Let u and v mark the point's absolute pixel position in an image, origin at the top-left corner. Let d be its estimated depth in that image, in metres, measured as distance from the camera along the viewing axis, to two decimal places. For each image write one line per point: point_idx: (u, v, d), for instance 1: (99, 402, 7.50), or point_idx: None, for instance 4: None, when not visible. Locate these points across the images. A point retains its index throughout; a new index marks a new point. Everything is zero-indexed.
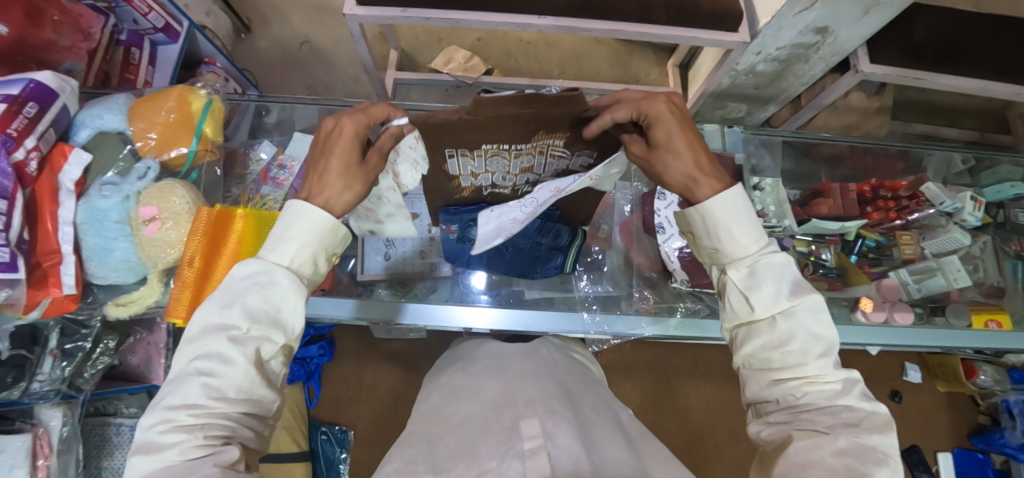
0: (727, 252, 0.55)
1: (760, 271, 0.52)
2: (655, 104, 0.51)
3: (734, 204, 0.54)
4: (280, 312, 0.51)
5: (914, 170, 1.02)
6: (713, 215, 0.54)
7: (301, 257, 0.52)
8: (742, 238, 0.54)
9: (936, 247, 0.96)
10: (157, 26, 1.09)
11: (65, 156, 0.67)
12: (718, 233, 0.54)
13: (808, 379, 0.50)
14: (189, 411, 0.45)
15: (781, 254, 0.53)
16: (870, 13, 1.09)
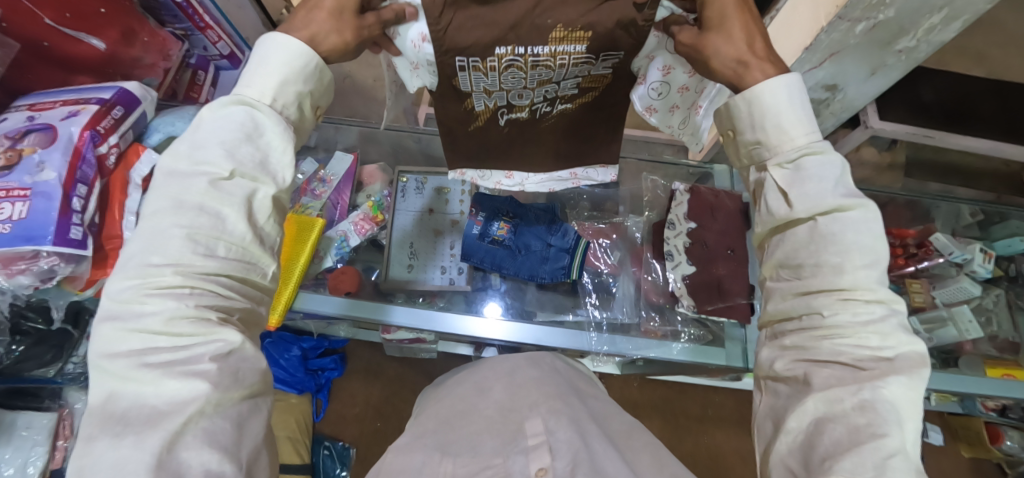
0: (771, 147, 0.48)
1: (810, 168, 0.46)
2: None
3: (786, 90, 0.47)
4: (266, 156, 0.44)
5: (923, 220, 1.05)
6: (760, 106, 0.48)
7: (282, 95, 0.45)
8: (792, 127, 0.47)
9: (947, 296, 0.96)
10: (223, 53, 1.22)
11: (138, 155, 0.75)
12: (763, 124, 0.48)
13: (840, 292, 0.43)
14: (173, 270, 0.39)
15: (834, 153, 0.46)
16: (878, 73, 1.17)
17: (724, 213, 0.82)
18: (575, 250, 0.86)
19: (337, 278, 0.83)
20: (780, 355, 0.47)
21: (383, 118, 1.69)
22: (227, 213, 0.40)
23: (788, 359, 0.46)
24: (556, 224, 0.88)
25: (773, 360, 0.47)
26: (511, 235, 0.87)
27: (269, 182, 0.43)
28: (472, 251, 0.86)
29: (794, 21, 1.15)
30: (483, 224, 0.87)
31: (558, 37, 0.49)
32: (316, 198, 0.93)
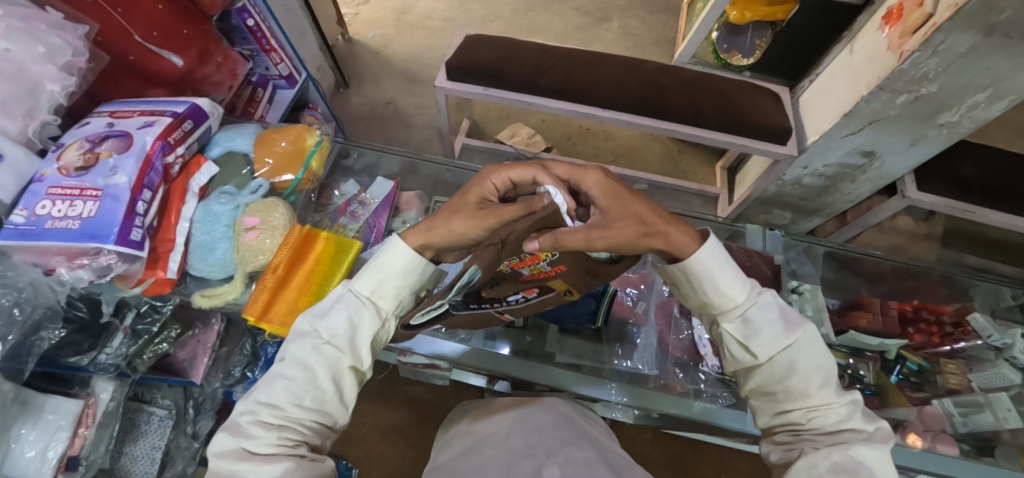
0: (719, 307, 0.60)
1: (756, 315, 0.59)
2: (596, 187, 0.54)
3: (717, 260, 0.59)
4: (354, 334, 0.60)
5: (960, 297, 1.02)
6: (702, 274, 0.59)
7: (381, 290, 0.62)
8: (731, 290, 0.59)
9: (986, 381, 0.92)
10: (283, 74, 1.30)
11: (198, 166, 0.81)
12: (707, 291, 0.60)
13: (811, 407, 0.56)
14: (273, 407, 0.54)
15: (766, 296, 0.60)
16: (918, 144, 1.17)
17: (758, 274, 0.81)
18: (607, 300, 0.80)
19: None
20: (772, 449, 0.57)
21: (420, 144, 1.76)
22: (319, 373, 0.56)
23: (780, 451, 0.56)
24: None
25: (769, 453, 0.58)
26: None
27: (351, 360, 0.59)
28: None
29: (834, 89, 1.21)
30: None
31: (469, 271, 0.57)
32: (355, 219, 0.96)
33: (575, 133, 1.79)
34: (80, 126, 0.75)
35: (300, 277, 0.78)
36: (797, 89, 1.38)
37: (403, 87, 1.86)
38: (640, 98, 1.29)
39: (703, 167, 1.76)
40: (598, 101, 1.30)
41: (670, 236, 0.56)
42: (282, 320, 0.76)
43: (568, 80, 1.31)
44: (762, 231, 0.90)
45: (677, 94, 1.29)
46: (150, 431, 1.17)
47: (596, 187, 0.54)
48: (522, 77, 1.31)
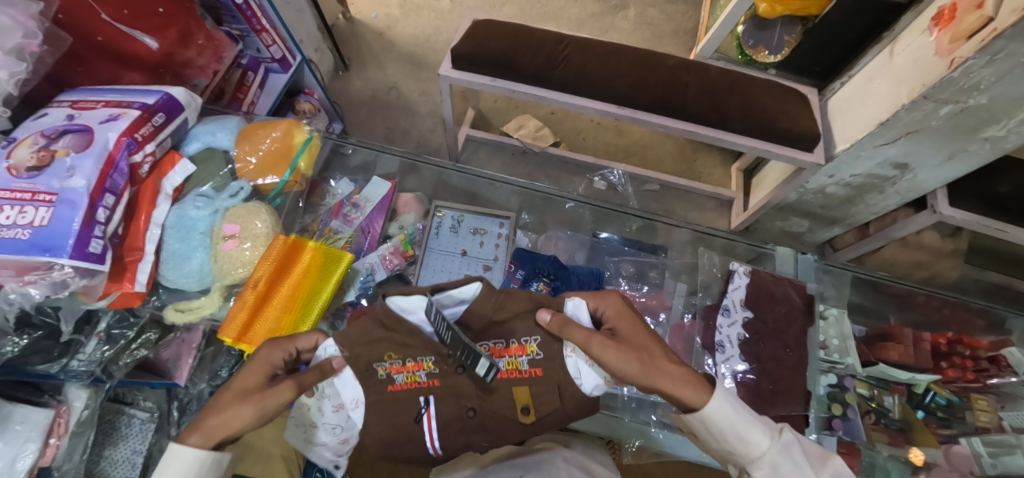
0: (744, 455, 0.55)
1: (780, 466, 0.54)
2: (617, 314, 0.61)
3: (729, 405, 0.56)
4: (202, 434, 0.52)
5: (995, 329, 0.95)
6: (719, 425, 0.55)
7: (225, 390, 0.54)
8: (749, 441, 0.55)
9: (1017, 420, 0.85)
10: (275, 56, 1.20)
11: (173, 164, 0.72)
12: (727, 438, 0.55)
13: None
14: None
15: (788, 437, 0.55)
16: (955, 158, 1.09)
17: (788, 304, 0.72)
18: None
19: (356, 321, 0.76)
20: None
21: (424, 135, 1.67)
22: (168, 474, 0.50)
23: None
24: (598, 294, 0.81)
25: None
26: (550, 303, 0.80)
27: None
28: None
29: (869, 95, 1.13)
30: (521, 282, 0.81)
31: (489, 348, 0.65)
32: (347, 224, 0.89)
33: (585, 127, 1.70)
34: (36, 118, 0.66)
35: (284, 292, 0.71)
36: (827, 92, 1.29)
37: (407, 72, 1.76)
38: (659, 96, 1.20)
39: (719, 168, 1.67)
40: (615, 97, 1.21)
41: (670, 377, 0.56)
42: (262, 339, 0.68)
43: (584, 74, 1.21)
44: (792, 254, 0.83)
45: (699, 93, 1.20)
46: (132, 434, 1.12)
47: (613, 315, 0.61)
48: (534, 68, 1.22)
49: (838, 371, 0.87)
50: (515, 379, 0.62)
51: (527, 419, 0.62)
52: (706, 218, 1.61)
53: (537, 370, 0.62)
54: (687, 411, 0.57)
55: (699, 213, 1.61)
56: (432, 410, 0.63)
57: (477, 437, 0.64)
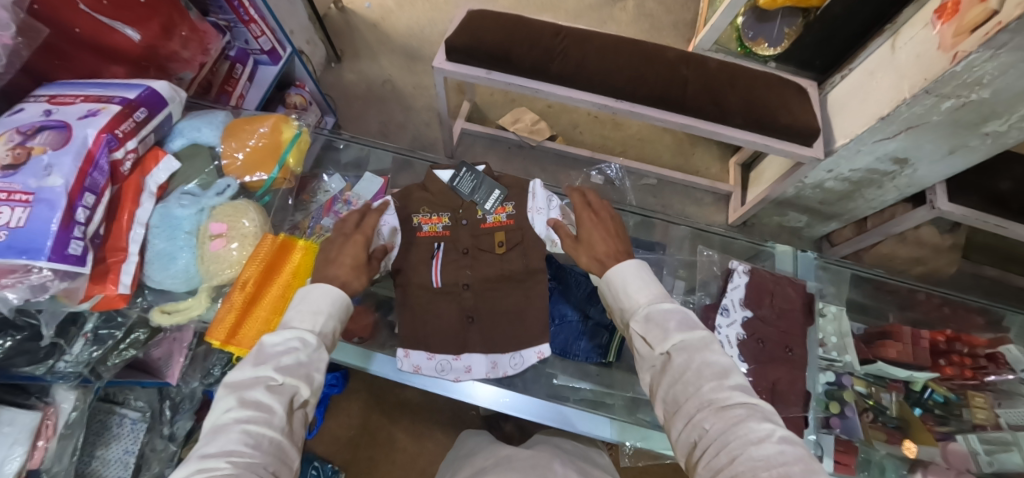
0: (627, 308, 0.59)
1: (650, 321, 0.56)
2: (582, 214, 0.71)
3: (630, 268, 0.62)
4: (308, 370, 0.53)
5: (993, 326, 0.94)
6: (614, 278, 0.62)
7: (326, 327, 0.58)
8: (634, 295, 0.60)
9: (1014, 417, 0.85)
10: (264, 48, 1.17)
11: (156, 161, 0.71)
12: (619, 296, 0.61)
13: (713, 402, 0.46)
14: None
15: (669, 303, 0.57)
16: (956, 153, 1.08)
17: (786, 302, 0.72)
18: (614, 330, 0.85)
19: None
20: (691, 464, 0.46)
21: (419, 129, 1.65)
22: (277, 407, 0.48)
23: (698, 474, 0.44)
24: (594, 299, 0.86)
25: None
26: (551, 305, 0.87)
27: None
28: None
29: (870, 89, 1.11)
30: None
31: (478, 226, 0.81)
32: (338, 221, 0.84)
33: (582, 121, 1.67)
34: (11, 113, 0.64)
35: (273, 293, 0.69)
36: (827, 85, 1.27)
37: (401, 65, 1.73)
38: (657, 90, 1.18)
39: (717, 162, 1.66)
40: (613, 91, 1.19)
41: (607, 239, 0.67)
42: (252, 341, 0.67)
43: (581, 66, 1.19)
44: (792, 252, 0.83)
45: (698, 86, 1.18)
46: (124, 434, 1.10)
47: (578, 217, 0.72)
48: (531, 61, 1.19)
49: (836, 370, 0.87)
50: (496, 227, 0.79)
51: (501, 249, 0.79)
52: (704, 212, 1.60)
53: (511, 222, 0.79)
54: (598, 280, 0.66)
55: (697, 208, 1.60)
56: (440, 254, 0.79)
57: (465, 275, 0.79)
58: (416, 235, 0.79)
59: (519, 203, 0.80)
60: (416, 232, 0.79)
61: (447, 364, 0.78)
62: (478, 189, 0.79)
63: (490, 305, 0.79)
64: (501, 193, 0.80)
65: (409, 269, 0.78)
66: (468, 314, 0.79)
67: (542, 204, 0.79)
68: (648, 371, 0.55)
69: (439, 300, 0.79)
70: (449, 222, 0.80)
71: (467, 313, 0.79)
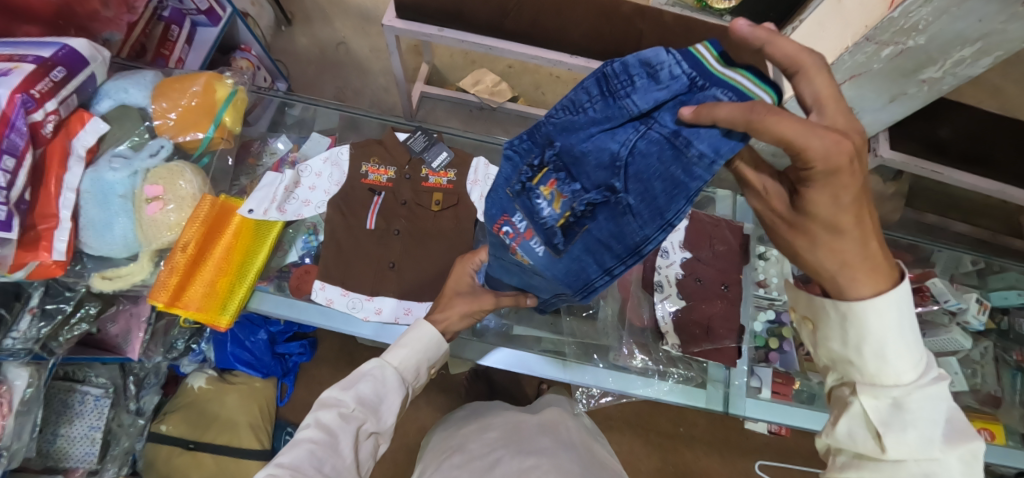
0: (867, 372, 0.42)
1: (901, 413, 0.39)
2: (816, 142, 0.32)
3: (896, 310, 0.39)
4: (379, 404, 0.54)
5: (923, 263, 1.01)
6: (868, 323, 0.40)
7: (408, 363, 0.57)
8: (881, 360, 0.40)
9: (935, 345, 0.93)
10: (201, 8, 1.10)
11: (83, 123, 0.68)
12: (861, 348, 0.41)
13: None
14: None
15: (938, 388, 0.40)
16: (897, 101, 1.11)
17: (726, 247, 0.75)
18: (709, 82, 0.38)
19: (299, 277, 0.72)
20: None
21: (378, 94, 1.60)
22: (342, 436, 0.51)
23: None
24: (613, 82, 0.40)
25: None
26: (581, 193, 0.45)
27: None
28: (561, 280, 0.53)
29: (818, 39, 1.12)
30: (540, 233, 0.50)
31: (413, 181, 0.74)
32: None
33: (544, 81, 1.66)
34: None
35: (218, 254, 0.68)
36: (779, 37, 1.28)
37: (356, 26, 1.67)
38: (614, 45, 1.17)
39: None
40: (569, 45, 1.18)
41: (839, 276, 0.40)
42: (198, 303, 0.67)
43: (536, 21, 1.17)
44: (732, 197, 0.85)
45: (654, 40, 1.18)
46: (87, 411, 1.07)
47: (819, 158, 0.33)
48: (484, 18, 1.16)
49: (777, 308, 0.90)
50: (434, 188, 0.74)
51: (435, 208, 0.73)
52: None
53: (450, 186, 0.75)
54: (827, 294, 0.43)
55: None
56: (378, 201, 0.73)
57: (397, 223, 0.73)
58: (359, 180, 0.74)
59: (462, 171, 0.75)
60: (358, 178, 0.74)
61: (358, 302, 0.69)
62: (431, 154, 0.75)
63: (419, 259, 0.72)
64: (449, 157, 0.76)
65: (345, 223, 0.72)
66: (389, 260, 0.71)
67: (489, 177, 0.76)
68: (848, 452, 0.44)
69: (367, 243, 0.72)
70: (395, 174, 0.75)
71: (390, 259, 0.71)
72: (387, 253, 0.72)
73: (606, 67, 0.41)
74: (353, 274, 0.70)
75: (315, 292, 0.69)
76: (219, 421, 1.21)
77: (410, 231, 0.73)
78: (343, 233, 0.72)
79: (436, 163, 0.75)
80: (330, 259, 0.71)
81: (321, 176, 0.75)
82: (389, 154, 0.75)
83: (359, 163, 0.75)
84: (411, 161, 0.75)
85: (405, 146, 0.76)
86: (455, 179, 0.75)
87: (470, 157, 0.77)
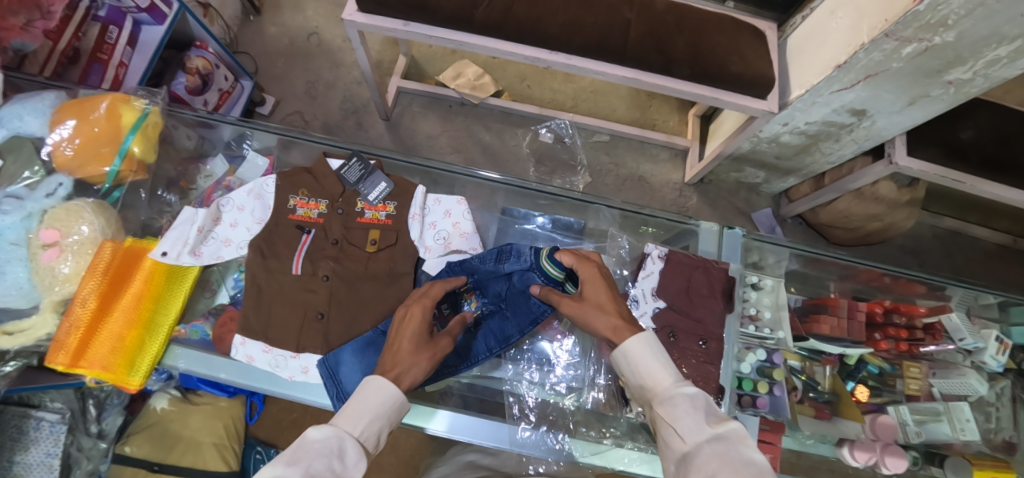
0: (649, 389, 0.51)
1: (677, 402, 0.47)
2: (585, 269, 0.60)
3: (648, 340, 0.53)
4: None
5: (935, 293, 0.91)
6: (634, 353, 0.53)
7: (371, 432, 0.47)
8: (658, 372, 0.51)
9: (946, 387, 0.84)
10: (141, 6, 0.99)
11: None
12: (638, 371, 0.52)
13: None
14: None
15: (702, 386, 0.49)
16: (916, 103, 0.98)
17: (694, 294, 0.69)
18: (536, 266, 0.63)
19: (224, 325, 0.66)
20: None
21: (350, 88, 1.50)
22: None
23: None
24: (502, 250, 0.65)
25: None
26: (486, 304, 0.68)
27: None
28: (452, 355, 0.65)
29: (829, 32, 0.98)
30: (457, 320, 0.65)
31: (345, 219, 0.68)
32: None
33: (530, 73, 1.53)
34: None
35: (124, 306, 0.61)
36: (787, 27, 1.14)
37: (328, 14, 1.55)
38: (596, 37, 1.05)
39: (675, 114, 1.54)
40: (546, 39, 1.06)
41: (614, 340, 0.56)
42: (103, 362, 0.60)
43: (509, 13, 1.04)
44: (716, 231, 0.78)
45: (643, 32, 1.06)
46: (43, 438, 1.03)
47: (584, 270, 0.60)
48: (451, 9, 1.04)
49: (767, 347, 0.79)
50: (370, 224, 0.68)
51: (371, 248, 0.67)
52: (660, 170, 1.50)
53: (389, 222, 0.68)
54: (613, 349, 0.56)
55: (651, 165, 1.50)
56: (305, 240, 0.66)
57: (325, 267, 0.66)
58: (285, 216, 0.67)
59: (402, 203, 0.69)
60: (285, 215, 0.67)
61: (282, 360, 0.63)
62: (371, 184, 0.68)
63: (351, 306, 0.65)
64: (387, 187, 0.69)
65: (268, 266, 0.66)
66: (317, 310, 0.65)
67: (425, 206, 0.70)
68: (671, 469, 0.45)
69: (292, 290, 0.65)
70: (326, 209, 0.68)
71: (318, 309, 0.65)
72: (314, 301, 0.65)
73: (502, 244, 0.66)
74: (275, 325, 0.64)
75: (235, 348, 0.63)
76: (183, 442, 1.17)
77: (334, 273, 0.66)
78: (262, 274, 0.65)
79: (369, 196, 0.68)
80: (248, 302, 0.65)
81: (243, 211, 0.67)
82: (316, 187, 0.69)
83: (284, 198, 0.68)
84: (340, 193, 0.69)
85: (338, 177, 0.69)
86: (394, 215, 0.69)
87: (412, 190, 0.70)
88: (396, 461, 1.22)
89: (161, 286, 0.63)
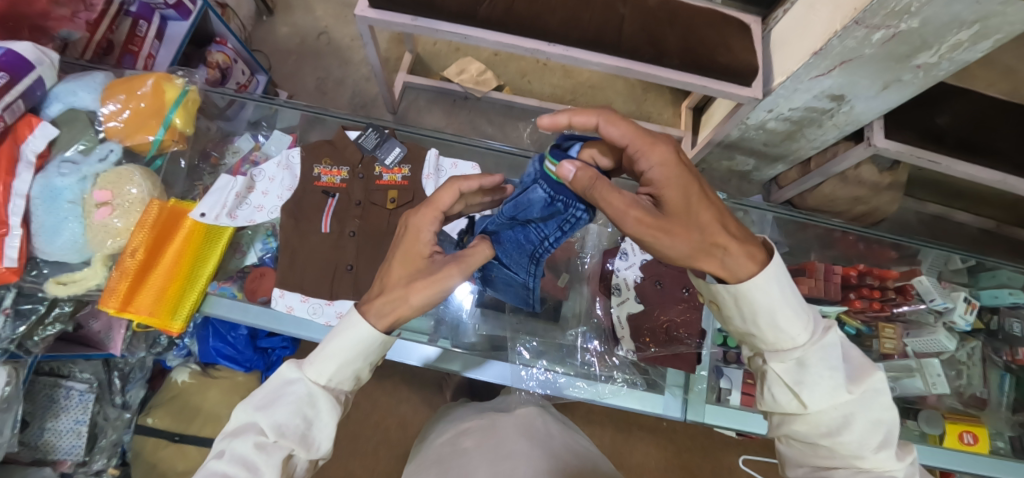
0: (771, 342, 0.49)
1: (813, 364, 0.47)
2: (658, 158, 0.49)
3: (777, 287, 0.47)
4: (309, 429, 0.50)
5: (908, 260, 0.98)
6: (763, 304, 0.47)
7: (341, 375, 0.53)
8: (789, 328, 0.48)
9: (919, 345, 0.90)
10: (169, 2, 1.07)
11: (31, 128, 0.66)
12: (760, 322, 0.48)
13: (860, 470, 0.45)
14: None
15: (830, 339, 0.48)
16: (891, 88, 1.06)
17: None
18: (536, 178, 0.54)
19: (254, 280, 0.74)
20: None
21: (359, 84, 1.58)
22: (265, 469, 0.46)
23: None
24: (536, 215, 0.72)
25: None
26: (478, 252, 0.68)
27: None
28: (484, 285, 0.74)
29: (809, 23, 1.06)
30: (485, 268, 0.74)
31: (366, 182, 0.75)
32: None
33: (530, 69, 1.61)
34: None
35: (167, 258, 0.68)
36: (770, 20, 1.21)
37: (338, 14, 1.64)
38: (591, 32, 1.13)
39: (668, 107, 1.62)
40: (544, 34, 1.14)
41: (727, 255, 0.48)
42: (149, 308, 0.67)
43: (511, 10, 1.12)
44: None
45: (636, 26, 1.14)
46: (72, 406, 1.10)
47: (659, 161, 0.49)
48: (456, 6, 1.12)
49: None
50: (388, 186, 0.75)
51: (390, 206, 0.74)
52: None
53: (405, 183, 0.75)
54: (718, 280, 0.49)
55: None
56: (333, 203, 0.74)
57: (351, 224, 0.73)
58: (312, 182, 0.74)
59: (416, 166, 0.76)
60: (312, 180, 0.75)
61: (319, 307, 0.70)
62: (388, 150, 0.76)
63: (374, 259, 0.72)
64: (402, 153, 0.76)
65: (298, 225, 0.73)
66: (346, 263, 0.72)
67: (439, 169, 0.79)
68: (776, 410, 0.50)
69: (322, 247, 0.73)
70: (348, 175, 0.75)
71: (347, 262, 0.72)
72: (343, 256, 0.72)
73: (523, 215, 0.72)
74: (309, 280, 0.71)
75: (275, 300, 0.71)
76: (203, 414, 1.22)
77: (360, 231, 0.73)
78: (296, 233, 0.73)
79: (385, 161, 0.76)
80: (285, 257, 0.72)
81: (274, 181, 0.76)
82: (338, 156, 0.76)
83: (309, 167, 0.75)
84: (360, 160, 0.76)
85: (358, 146, 0.76)
86: (409, 176, 0.76)
87: (424, 156, 0.78)
88: (404, 435, 1.28)
89: (199, 243, 0.70)
